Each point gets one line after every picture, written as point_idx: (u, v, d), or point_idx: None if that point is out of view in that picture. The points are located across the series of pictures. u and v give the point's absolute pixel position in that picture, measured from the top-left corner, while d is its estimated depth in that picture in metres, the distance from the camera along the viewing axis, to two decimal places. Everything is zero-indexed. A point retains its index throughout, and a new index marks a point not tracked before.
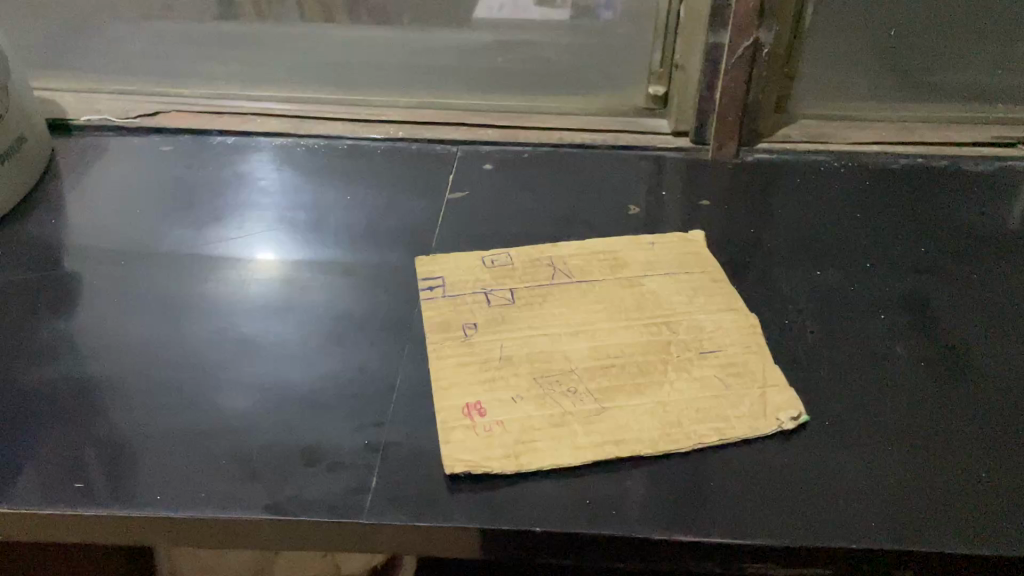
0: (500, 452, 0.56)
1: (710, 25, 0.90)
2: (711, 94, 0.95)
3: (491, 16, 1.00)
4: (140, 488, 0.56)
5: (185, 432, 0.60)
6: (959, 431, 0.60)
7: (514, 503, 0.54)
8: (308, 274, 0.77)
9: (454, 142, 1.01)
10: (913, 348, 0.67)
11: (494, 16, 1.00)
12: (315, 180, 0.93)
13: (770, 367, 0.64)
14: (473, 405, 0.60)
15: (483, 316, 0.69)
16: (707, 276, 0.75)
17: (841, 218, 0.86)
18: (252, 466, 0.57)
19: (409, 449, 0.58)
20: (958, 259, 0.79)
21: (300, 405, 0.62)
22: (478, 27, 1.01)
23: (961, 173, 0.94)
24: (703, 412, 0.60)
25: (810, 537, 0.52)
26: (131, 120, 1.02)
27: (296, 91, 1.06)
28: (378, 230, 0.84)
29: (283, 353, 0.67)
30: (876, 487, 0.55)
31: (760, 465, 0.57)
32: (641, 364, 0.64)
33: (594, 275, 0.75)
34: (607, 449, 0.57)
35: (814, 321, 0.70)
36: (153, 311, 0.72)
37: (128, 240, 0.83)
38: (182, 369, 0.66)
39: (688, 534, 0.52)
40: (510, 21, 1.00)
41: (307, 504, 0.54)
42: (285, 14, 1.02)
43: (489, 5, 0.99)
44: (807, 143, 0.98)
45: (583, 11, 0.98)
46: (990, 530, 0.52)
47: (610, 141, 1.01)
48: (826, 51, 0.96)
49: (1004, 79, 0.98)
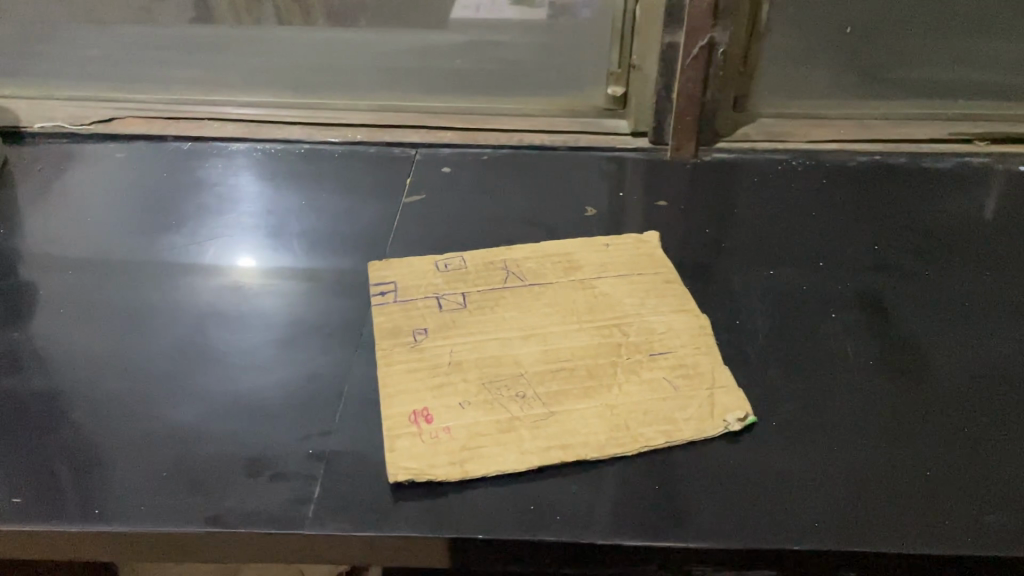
0: (446, 459, 0.56)
1: (666, 24, 0.89)
2: (668, 94, 0.94)
3: (466, 15, 0.98)
4: (80, 502, 0.55)
5: (128, 443, 0.59)
6: (906, 428, 0.60)
7: (458, 510, 0.54)
8: (261, 281, 0.76)
9: (413, 145, 1.01)
10: (863, 345, 0.68)
11: (470, 16, 0.98)
12: (272, 185, 0.93)
13: (719, 368, 0.64)
14: (420, 412, 0.60)
15: (434, 321, 0.69)
16: (660, 277, 0.75)
17: (798, 217, 0.86)
18: (195, 477, 0.56)
19: (355, 458, 0.58)
20: (912, 255, 0.79)
21: (247, 415, 0.61)
22: (450, 27, 0.99)
23: (918, 170, 0.95)
24: (650, 414, 0.60)
25: (753, 539, 0.52)
26: (85, 127, 1.02)
27: (253, 95, 1.05)
28: (333, 233, 0.83)
29: (231, 362, 0.67)
30: (822, 487, 0.55)
31: (707, 467, 0.57)
32: (592, 367, 0.64)
33: (547, 278, 0.74)
34: (553, 454, 0.57)
35: (766, 321, 0.70)
36: (101, 320, 0.72)
37: (80, 247, 0.82)
38: (129, 379, 0.65)
39: (634, 538, 0.52)
40: (482, 21, 0.98)
41: (248, 516, 0.53)
42: (262, 17, 1.00)
43: (465, 4, 0.97)
44: (765, 142, 0.99)
45: (561, 10, 0.96)
46: (933, 529, 0.52)
47: (570, 142, 1.00)
48: (785, 49, 0.96)
49: (964, 74, 0.98)
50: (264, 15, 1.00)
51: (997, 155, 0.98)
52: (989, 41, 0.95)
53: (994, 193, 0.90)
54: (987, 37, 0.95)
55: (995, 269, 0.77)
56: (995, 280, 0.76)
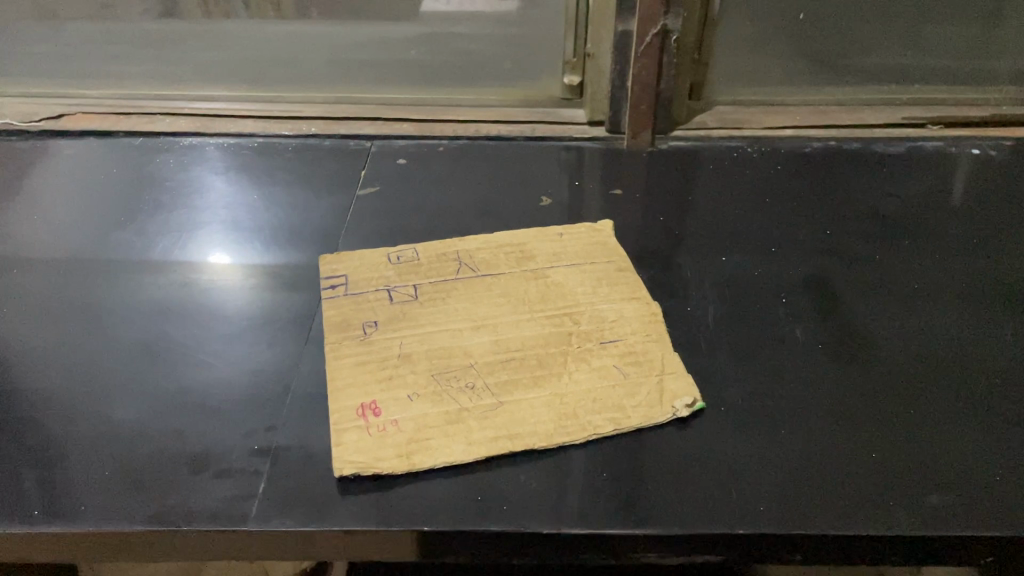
0: (392, 452, 0.56)
1: (618, 13, 0.89)
2: (623, 82, 0.94)
3: (439, 8, 0.98)
4: (20, 503, 0.54)
5: (71, 442, 0.59)
6: (854, 412, 0.60)
7: (404, 504, 0.53)
8: (211, 276, 0.76)
9: (368, 138, 1.00)
10: (811, 330, 0.68)
11: (443, 9, 0.98)
12: (226, 178, 0.92)
13: (669, 355, 0.64)
14: (368, 405, 0.60)
15: (384, 314, 0.69)
16: (612, 265, 0.75)
17: (750, 203, 0.86)
18: (137, 475, 0.56)
19: (300, 453, 0.57)
20: (862, 239, 0.80)
21: (192, 412, 0.61)
22: (422, 20, 0.99)
23: (875, 155, 0.95)
24: (600, 402, 0.60)
25: (700, 524, 0.52)
26: (35, 124, 1.00)
27: (206, 89, 1.03)
28: (285, 227, 0.83)
29: (177, 358, 0.66)
30: (770, 472, 0.55)
31: (655, 454, 0.57)
32: (542, 356, 0.64)
33: (500, 268, 0.74)
34: (500, 444, 0.57)
35: (716, 306, 0.71)
36: (45, 319, 0.70)
37: (26, 245, 0.80)
38: (74, 378, 0.64)
39: (579, 526, 0.52)
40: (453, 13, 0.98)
41: (190, 514, 0.53)
42: (235, 12, 1.00)
43: None
44: (722, 130, 0.99)
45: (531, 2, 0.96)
46: (878, 511, 0.53)
47: (527, 133, 1.00)
48: (738, 36, 0.96)
49: (919, 59, 0.99)
50: (233, 8, 0.99)
51: (951, 138, 0.98)
52: (937, 25, 0.96)
53: (950, 176, 0.91)
54: (940, 21, 0.95)
55: (947, 253, 0.78)
56: (946, 264, 0.76)
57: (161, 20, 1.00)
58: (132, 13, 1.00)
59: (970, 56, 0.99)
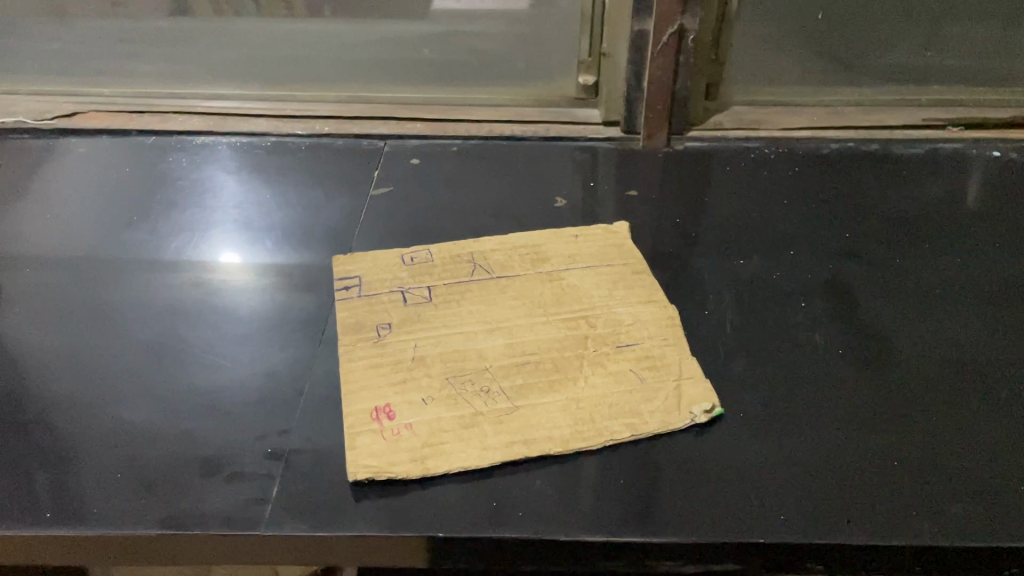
0: (406, 456, 0.55)
1: (635, 12, 0.88)
2: (639, 83, 0.93)
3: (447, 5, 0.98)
4: (30, 505, 0.53)
5: (83, 444, 0.58)
6: (875, 418, 0.59)
7: (419, 509, 0.53)
8: (223, 276, 0.75)
9: (382, 137, 0.99)
10: (831, 334, 0.67)
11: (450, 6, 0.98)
12: (239, 178, 0.91)
13: (686, 359, 0.63)
14: (382, 408, 0.59)
15: (398, 316, 0.68)
16: (629, 268, 0.74)
17: (768, 205, 0.85)
18: (149, 478, 0.55)
19: (313, 456, 0.57)
20: (880, 242, 0.79)
21: (204, 415, 0.60)
22: (434, 18, 0.99)
23: (894, 157, 0.94)
24: (616, 407, 0.59)
25: (723, 534, 0.51)
26: (49, 121, 0.99)
27: (221, 88, 1.03)
28: (299, 227, 0.82)
29: (189, 360, 0.65)
30: (789, 478, 0.55)
31: (672, 461, 0.56)
32: (557, 359, 0.63)
33: (515, 270, 0.74)
34: (516, 449, 0.56)
35: (733, 310, 0.70)
36: (55, 320, 0.70)
37: (40, 245, 0.80)
38: (87, 379, 0.64)
39: (597, 534, 0.51)
40: (465, 12, 0.98)
41: (202, 518, 0.52)
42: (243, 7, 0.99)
43: None
44: (738, 130, 0.98)
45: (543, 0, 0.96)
46: (900, 522, 0.52)
47: (541, 132, 0.99)
48: (755, 35, 0.95)
49: (937, 60, 0.98)
50: (243, 4, 0.99)
51: (971, 139, 0.96)
52: (959, 26, 0.95)
53: (967, 178, 0.90)
54: (959, 20, 0.95)
55: (966, 257, 0.77)
56: (963, 267, 0.75)
57: (173, 18, 1.01)
58: (145, 12, 1.00)
59: (988, 57, 0.97)
